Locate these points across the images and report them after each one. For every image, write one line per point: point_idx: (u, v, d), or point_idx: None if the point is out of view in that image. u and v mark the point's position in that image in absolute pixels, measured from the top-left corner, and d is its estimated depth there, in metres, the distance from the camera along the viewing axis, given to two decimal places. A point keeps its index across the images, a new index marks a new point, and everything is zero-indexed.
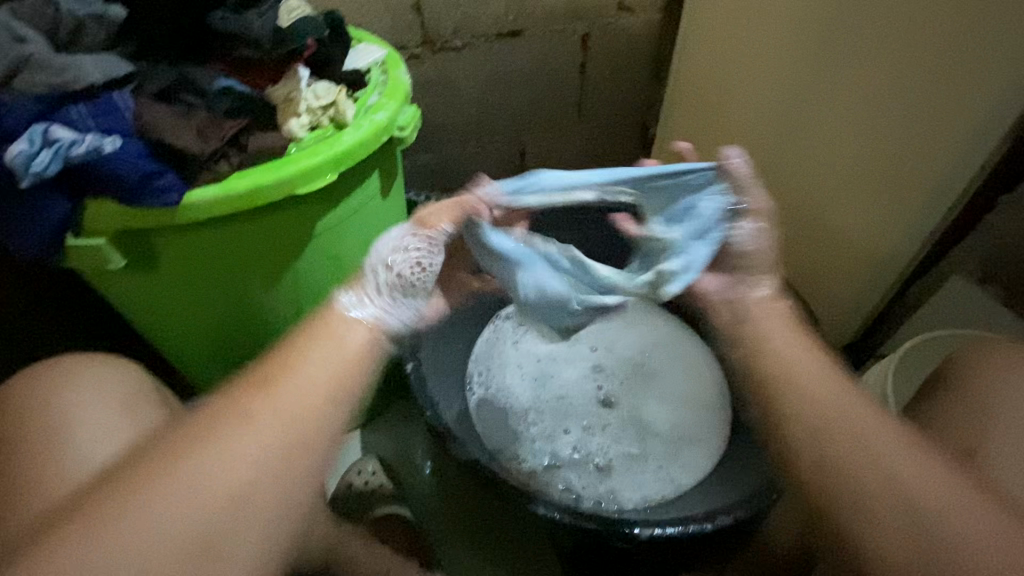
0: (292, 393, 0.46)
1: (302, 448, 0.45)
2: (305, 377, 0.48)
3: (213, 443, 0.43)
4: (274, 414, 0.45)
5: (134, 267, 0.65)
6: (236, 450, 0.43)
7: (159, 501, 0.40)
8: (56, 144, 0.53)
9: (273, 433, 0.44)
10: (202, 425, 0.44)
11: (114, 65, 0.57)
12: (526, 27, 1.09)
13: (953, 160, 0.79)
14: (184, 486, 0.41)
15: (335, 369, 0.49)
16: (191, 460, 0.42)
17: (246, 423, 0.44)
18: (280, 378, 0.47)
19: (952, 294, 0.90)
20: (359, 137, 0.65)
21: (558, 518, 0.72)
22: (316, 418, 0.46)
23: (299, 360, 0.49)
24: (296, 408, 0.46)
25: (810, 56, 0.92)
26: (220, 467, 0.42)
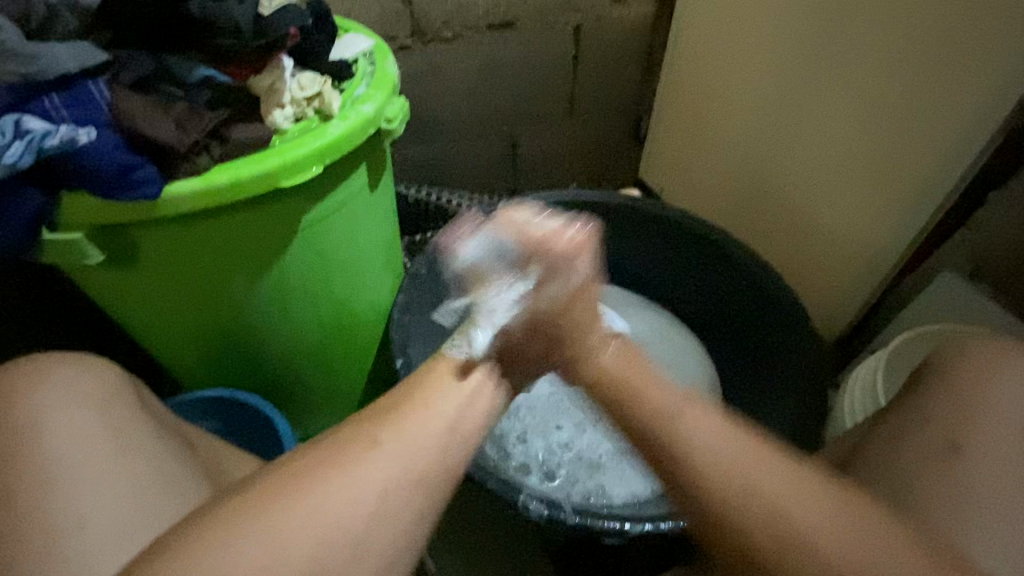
0: (430, 421, 0.43)
1: (411, 500, 0.40)
2: (436, 418, 0.44)
3: (320, 476, 0.38)
4: (403, 447, 0.41)
5: (113, 262, 0.64)
6: (302, 519, 0.37)
7: (230, 556, 0.35)
8: (28, 134, 0.51)
9: (396, 471, 0.40)
10: (284, 473, 0.39)
11: (89, 53, 0.56)
12: (517, 19, 1.08)
13: (946, 154, 0.78)
14: (262, 535, 0.36)
15: (470, 394, 0.47)
16: (267, 518, 0.36)
17: (351, 471, 0.39)
18: (413, 407, 0.44)
19: (940, 291, 0.91)
20: (344, 129, 0.64)
21: (548, 514, 0.71)
22: (445, 453, 0.43)
23: (435, 385, 0.47)
24: (429, 444, 0.42)
25: (802, 48, 0.91)
26: (322, 510, 0.37)
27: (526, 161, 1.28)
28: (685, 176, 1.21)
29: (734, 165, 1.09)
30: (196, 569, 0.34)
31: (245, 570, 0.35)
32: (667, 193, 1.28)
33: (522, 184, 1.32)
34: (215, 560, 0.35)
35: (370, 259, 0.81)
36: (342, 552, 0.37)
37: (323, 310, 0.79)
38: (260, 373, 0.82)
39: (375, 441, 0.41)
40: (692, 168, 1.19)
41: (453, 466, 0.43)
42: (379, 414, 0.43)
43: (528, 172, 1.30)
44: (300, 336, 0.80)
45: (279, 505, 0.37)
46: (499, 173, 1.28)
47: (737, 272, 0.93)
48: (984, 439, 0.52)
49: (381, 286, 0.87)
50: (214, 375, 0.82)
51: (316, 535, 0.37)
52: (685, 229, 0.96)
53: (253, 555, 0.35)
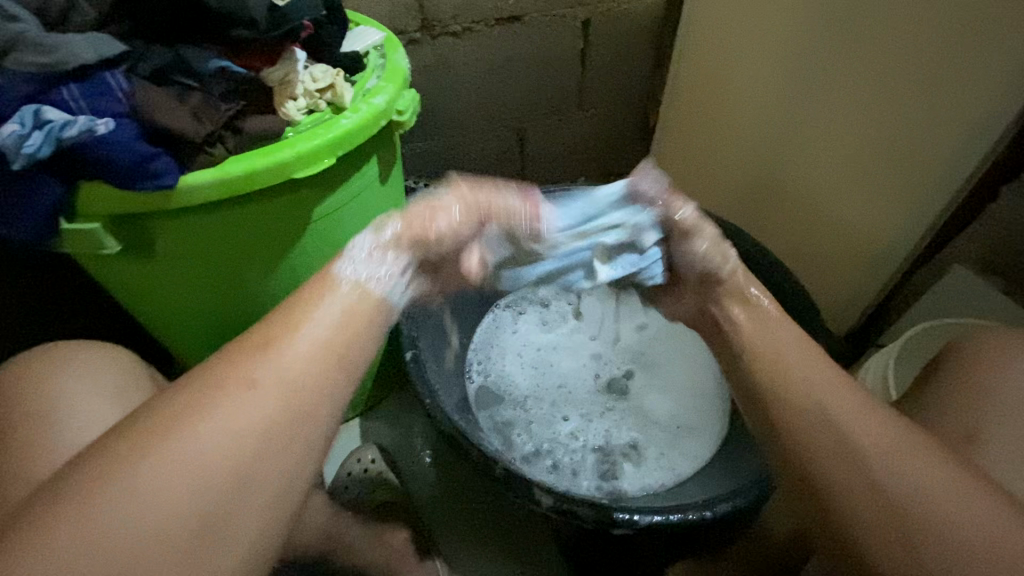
0: (307, 343, 0.47)
1: (293, 412, 0.44)
2: (319, 329, 0.48)
3: (204, 405, 0.42)
4: (281, 369, 0.45)
5: (129, 253, 0.65)
6: (198, 448, 0.40)
7: (141, 485, 0.38)
8: (48, 125, 0.52)
9: (275, 391, 0.44)
10: (170, 402, 0.42)
11: (106, 45, 0.56)
12: (525, 12, 1.08)
13: (958, 148, 0.78)
14: (161, 461, 0.39)
15: (347, 317, 0.50)
16: (166, 450, 0.40)
17: (238, 398, 0.42)
18: (286, 334, 0.46)
19: (952, 284, 0.90)
20: (357, 121, 0.64)
21: (559, 505, 0.72)
22: (325, 368, 0.46)
23: (314, 311, 0.49)
24: (306, 365, 0.46)
25: (813, 41, 0.91)
26: (209, 434, 0.41)
27: (534, 155, 1.28)
28: (695, 169, 1.21)
29: (743, 159, 1.09)
30: (94, 498, 0.37)
31: (142, 498, 0.38)
32: (676, 187, 1.28)
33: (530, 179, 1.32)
34: (107, 492, 0.38)
35: None
36: (232, 466, 0.41)
37: None
38: None
39: (261, 359, 0.45)
40: (702, 162, 1.18)
41: (333, 375, 0.47)
42: (258, 344, 0.46)
43: (536, 165, 1.30)
44: None
45: (160, 436, 0.40)
46: (507, 167, 1.28)
47: (746, 265, 0.93)
48: (998, 431, 0.51)
49: None
50: None
51: (204, 450, 0.40)
52: None
53: (144, 481, 0.38)
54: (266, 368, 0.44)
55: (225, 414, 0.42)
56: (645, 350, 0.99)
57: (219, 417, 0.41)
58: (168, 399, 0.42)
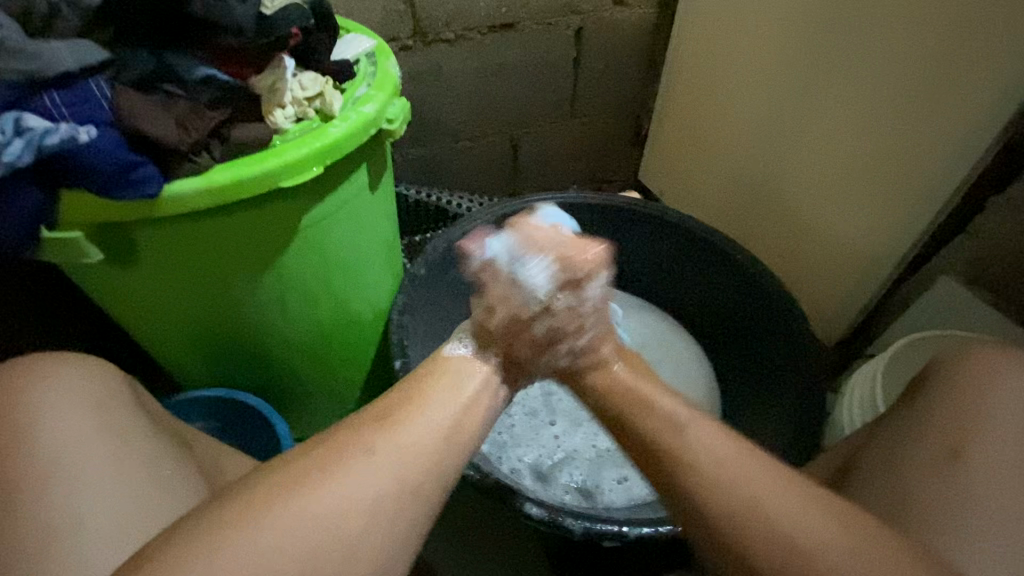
0: (420, 423, 0.46)
1: (390, 505, 0.42)
2: (435, 420, 0.47)
3: (328, 473, 0.41)
4: (396, 454, 0.44)
5: (113, 261, 0.64)
6: (293, 528, 0.39)
7: (219, 565, 0.37)
8: (28, 132, 0.51)
9: (388, 469, 0.43)
10: (300, 464, 0.42)
11: (90, 51, 0.55)
12: (518, 20, 1.08)
13: (944, 162, 0.78)
14: (276, 525, 0.39)
15: (452, 409, 0.49)
16: (255, 528, 0.39)
17: (348, 475, 0.42)
18: (407, 413, 0.46)
19: (941, 296, 0.90)
20: (346, 130, 0.64)
21: (548, 518, 0.71)
22: (434, 465, 0.45)
23: (431, 394, 0.49)
24: (422, 454, 0.45)
25: (803, 54, 0.91)
26: (324, 501, 0.40)
27: (527, 162, 1.28)
28: (687, 178, 1.21)
29: (734, 168, 1.09)
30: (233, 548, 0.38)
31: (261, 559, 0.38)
32: (669, 196, 1.28)
33: (522, 185, 1.32)
34: (233, 546, 0.38)
35: (370, 259, 0.81)
36: (319, 556, 0.39)
37: (322, 309, 0.79)
38: (258, 374, 0.82)
39: (379, 439, 0.44)
40: (694, 171, 1.19)
41: (446, 457, 0.46)
42: (376, 420, 0.45)
43: (529, 172, 1.30)
44: (298, 336, 0.79)
45: (261, 515, 0.39)
46: (500, 174, 1.28)
47: (736, 275, 0.93)
48: (985, 445, 0.51)
49: (381, 288, 0.87)
50: (212, 374, 0.82)
51: (319, 521, 0.40)
52: (687, 233, 0.96)
53: (268, 537, 0.39)
54: (372, 454, 0.43)
55: (331, 502, 0.40)
56: (635, 359, 0.99)
57: (313, 503, 0.40)
58: (294, 463, 0.42)
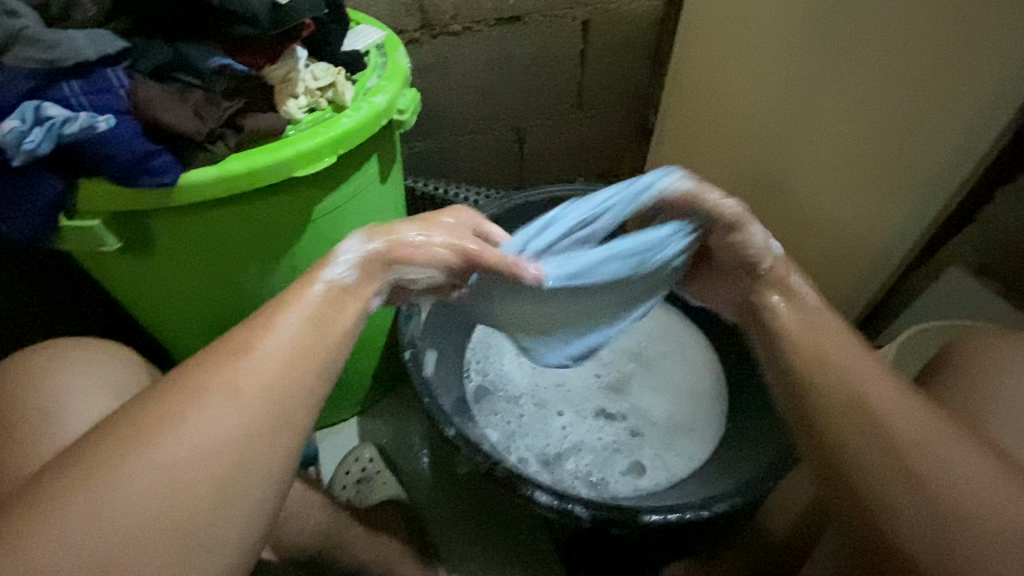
0: (274, 345, 0.48)
1: (243, 437, 0.44)
2: (282, 339, 0.48)
3: (186, 406, 0.43)
4: (244, 384, 0.45)
5: (129, 250, 0.64)
6: (149, 466, 0.41)
7: (83, 503, 0.39)
8: (49, 121, 0.52)
9: (253, 397, 0.45)
10: (164, 399, 0.44)
11: (107, 41, 0.56)
12: (525, 12, 1.08)
13: (953, 152, 0.78)
14: (155, 459, 0.41)
15: (313, 321, 0.50)
16: (116, 471, 0.40)
17: (197, 411, 0.43)
18: (253, 340, 0.47)
19: (949, 286, 0.90)
20: (358, 120, 0.64)
21: (558, 505, 0.72)
22: (291, 384, 0.47)
23: (286, 317, 0.50)
24: (271, 372, 0.46)
25: (811, 45, 0.91)
26: (191, 432, 0.42)
27: (533, 154, 1.28)
28: (693, 171, 1.21)
29: (741, 160, 1.10)
30: (113, 479, 0.40)
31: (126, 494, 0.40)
32: None
33: (528, 178, 1.33)
34: (108, 479, 0.40)
35: None
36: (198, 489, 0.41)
37: None
38: None
39: (229, 368, 0.45)
40: (700, 164, 1.19)
41: (301, 378, 0.48)
42: (226, 350, 0.46)
43: (535, 164, 1.30)
44: None
45: (125, 453, 0.41)
46: (506, 167, 1.28)
47: None
48: (994, 430, 0.52)
49: None
50: None
51: (183, 453, 0.42)
52: None
53: (144, 464, 0.41)
54: (226, 387, 0.45)
55: (185, 436, 0.42)
56: (643, 350, 0.99)
57: (170, 440, 0.42)
58: (165, 396, 0.44)
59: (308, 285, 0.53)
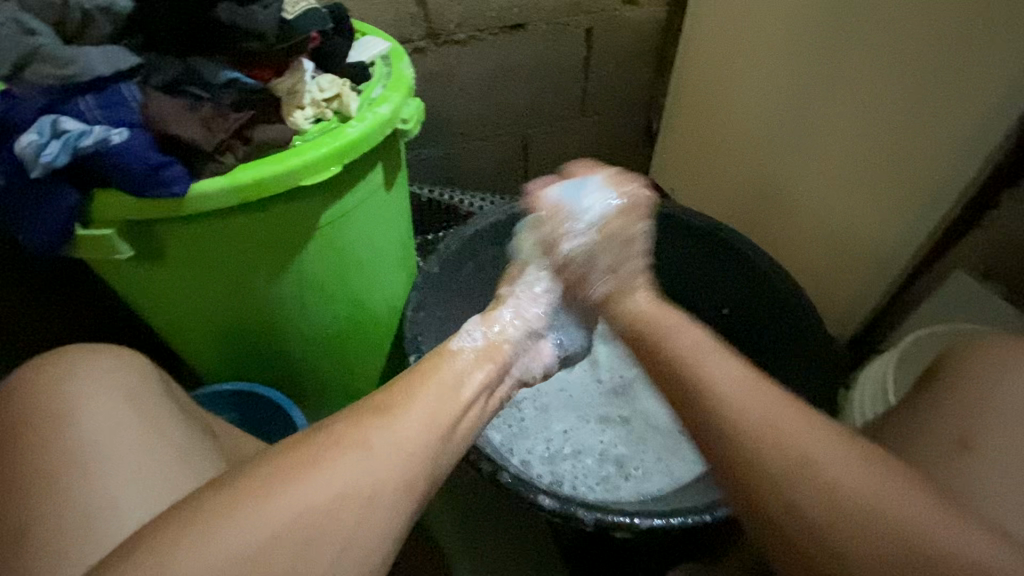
0: (419, 420, 0.48)
1: (372, 492, 0.42)
2: (433, 400, 0.50)
3: (317, 456, 0.42)
4: (387, 442, 0.45)
5: (141, 258, 0.66)
6: (285, 518, 0.39)
7: (197, 544, 0.37)
8: (65, 135, 0.54)
9: (397, 458, 0.45)
10: (292, 451, 0.43)
11: (121, 57, 0.58)
12: (529, 21, 1.09)
13: (955, 156, 0.79)
14: (294, 501, 0.40)
15: (448, 395, 0.52)
16: (242, 515, 0.39)
17: (330, 468, 0.42)
18: (403, 406, 0.48)
19: (953, 291, 0.90)
20: (362, 130, 0.65)
21: (561, 509, 0.72)
22: (431, 445, 0.47)
23: (427, 382, 0.52)
24: (415, 436, 0.46)
25: (812, 52, 0.92)
26: (337, 482, 0.42)
27: (539, 160, 1.30)
28: (697, 176, 1.22)
29: (745, 165, 1.10)
30: (238, 520, 0.39)
31: (256, 535, 0.38)
32: (680, 193, 1.29)
33: None
34: (242, 520, 0.39)
35: (385, 255, 0.83)
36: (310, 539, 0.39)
37: (338, 307, 0.81)
38: (277, 369, 0.85)
39: (383, 419, 0.46)
40: (704, 169, 1.20)
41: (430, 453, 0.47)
42: (372, 409, 0.47)
43: (540, 170, 1.31)
44: (316, 331, 0.81)
45: (250, 498, 0.40)
46: (511, 173, 1.30)
47: (748, 271, 0.94)
48: None
49: (395, 284, 0.89)
50: (234, 369, 0.85)
51: (316, 511, 0.40)
52: (701, 231, 0.97)
53: (278, 516, 0.39)
54: (381, 433, 0.45)
55: (330, 484, 0.41)
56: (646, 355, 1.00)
57: (310, 482, 0.41)
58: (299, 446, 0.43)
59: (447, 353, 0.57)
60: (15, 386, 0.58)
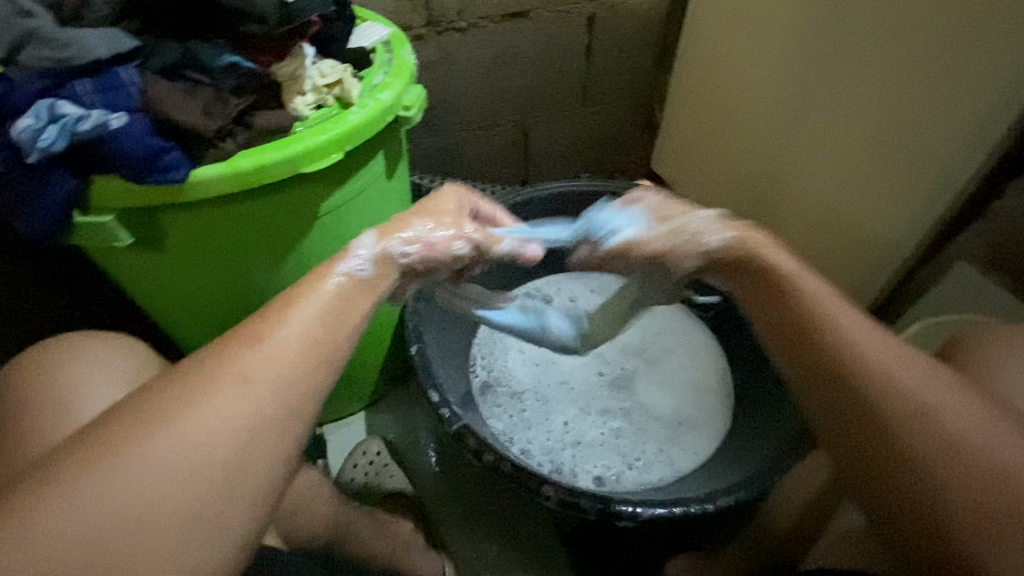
0: (292, 340, 0.44)
1: (242, 433, 0.40)
2: (306, 322, 0.46)
3: (200, 394, 0.40)
4: (259, 373, 0.42)
5: (141, 247, 0.66)
6: (139, 474, 0.37)
7: (40, 515, 0.34)
8: (62, 119, 0.53)
9: (270, 387, 0.42)
10: (163, 393, 0.40)
11: (119, 39, 0.57)
12: (530, 9, 1.08)
13: (959, 147, 0.78)
14: (176, 441, 0.38)
15: (330, 313, 0.47)
16: (102, 474, 0.36)
17: (190, 416, 0.39)
18: (275, 327, 0.44)
19: (955, 282, 0.90)
20: (364, 116, 0.65)
21: (565, 499, 0.72)
22: (309, 366, 0.44)
23: (300, 300, 0.47)
24: (286, 360, 0.43)
25: (816, 41, 0.91)
26: (199, 427, 0.39)
27: (539, 150, 1.29)
28: (699, 167, 1.21)
29: (747, 155, 1.09)
30: (120, 470, 0.36)
31: (134, 489, 0.36)
32: (681, 184, 1.28)
33: (534, 174, 1.33)
34: (106, 475, 0.36)
35: None
36: (175, 499, 0.37)
37: None
38: None
39: (248, 349, 0.42)
40: (706, 159, 1.19)
41: (314, 373, 0.44)
42: (238, 341, 0.43)
43: (541, 160, 1.31)
44: None
45: (107, 457, 0.37)
46: (512, 163, 1.29)
47: None
48: None
49: None
50: None
51: (200, 447, 0.38)
52: None
53: (135, 477, 0.36)
54: (251, 363, 0.42)
55: (195, 429, 0.39)
56: (648, 346, 1.00)
57: (174, 428, 0.38)
58: (153, 392, 0.40)
59: (318, 276, 0.50)
60: (13, 375, 0.57)
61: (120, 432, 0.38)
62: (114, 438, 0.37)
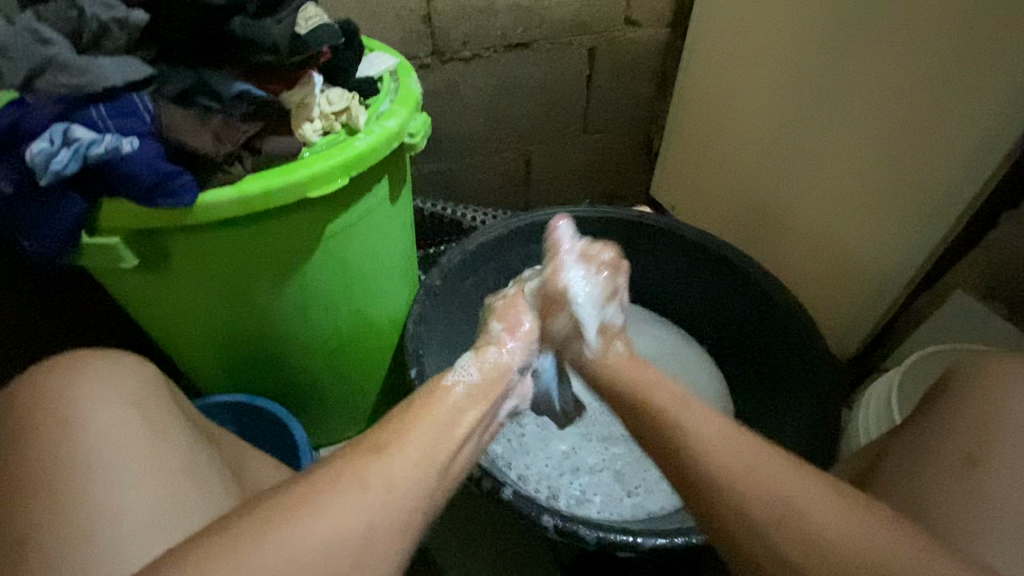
0: (415, 451, 0.49)
1: (369, 532, 0.43)
2: (429, 436, 0.51)
3: (320, 505, 0.42)
4: (389, 477, 0.46)
5: (145, 268, 0.66)
6: (277, 565, 0.39)
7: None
8: (76, 143, 0.54)
9: (395, 491, 0.45)
10: (273, 504, 0.42)
11: (133, 68, 0.59)
12: (533, 40, 1.11)
13: (955, 178, 0.80)
14: (302, 539, 0.40)
15: (446, 430, 0.53)
16: (238, 558, 0.38)
17: (323, 509, 0.42)
18: (397, 446, 0.49)
19: (954, 311, 0.91)
20: (370, 143, 0.66)
21: (566, 529, 0.71)
22: (431, 475, 0.48)
23: (416, 420, 0.52)
24: (409, 469, 0.47)
25: (812, 74, 0.94)
26: (325, 529, 0.41)
27: (540, 176, 1.31)
28: (699, 194, 1.23)
29: (745, 184, 1.11)
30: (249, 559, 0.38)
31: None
32: (681, 212, 1.30)
33: (535, 200, 1.34)
34: (242, 565, 0.38)
35: (388, 269, 0.83)
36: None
37: (340, 320, 0.81)
38: (278, 380, 0.84)
39: (384, 454, 0.47)
40: (706, 188, 1.21)
41: (419, 484, 0.47)
42: (366, 448, 0.48)
43: (541, 186, 1.32)
44: (318, 342, 0.81)
45: (237, 547, 0.39)
46: (513, 188, 1.30)
47: (750, 291, 0.94)
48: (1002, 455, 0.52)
49: (398, 298, 0.89)
50: (232, 382, 0.84)
51: (322, 543, 0.41)
52: (704, 249, 0.97)
53: (265, 570, 0.38)
54: (375, 469, 0.46)
55: (331, 519, 0.42)
56: None
57: (309, 520, 0.41)
58: (286, 493, 0.42)
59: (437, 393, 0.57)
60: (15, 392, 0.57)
61: (255, 524, 0.40)
62: (248, 533, 0.40)
